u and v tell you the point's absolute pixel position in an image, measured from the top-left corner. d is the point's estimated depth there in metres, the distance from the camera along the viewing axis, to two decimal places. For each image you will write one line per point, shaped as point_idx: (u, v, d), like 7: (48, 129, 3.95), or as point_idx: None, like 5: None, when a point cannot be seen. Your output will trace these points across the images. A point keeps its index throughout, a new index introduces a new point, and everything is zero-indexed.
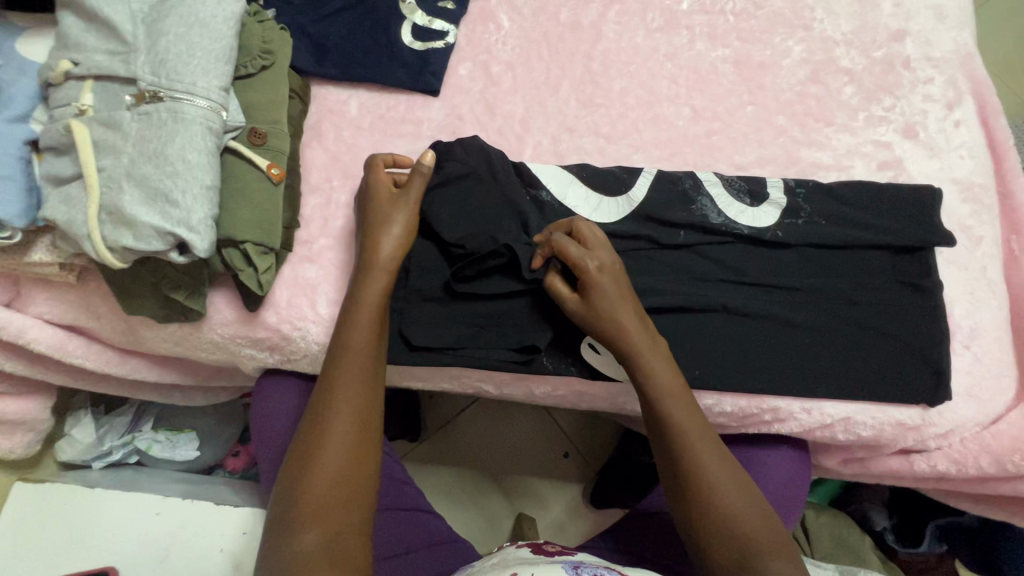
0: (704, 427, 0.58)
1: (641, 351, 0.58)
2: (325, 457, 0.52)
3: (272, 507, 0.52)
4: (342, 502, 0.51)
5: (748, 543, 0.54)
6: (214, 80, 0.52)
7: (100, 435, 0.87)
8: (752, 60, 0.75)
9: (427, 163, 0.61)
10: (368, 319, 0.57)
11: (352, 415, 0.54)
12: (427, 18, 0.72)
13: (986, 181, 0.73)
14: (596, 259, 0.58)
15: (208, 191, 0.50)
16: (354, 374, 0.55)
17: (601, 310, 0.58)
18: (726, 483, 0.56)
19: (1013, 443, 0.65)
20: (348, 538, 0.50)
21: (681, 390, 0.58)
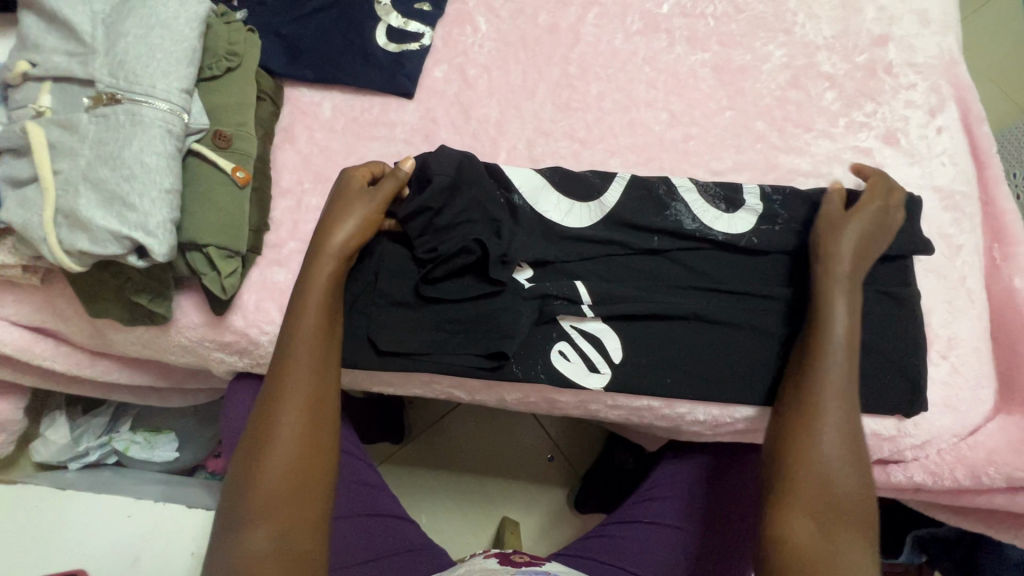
0: (852, 388, 0.57)
1: (836, 280, 0.60)
2: (269, 466, 0.51)
3: (221, 507, 0.53)
4: (292, 514, 0.51)
5: (840, 505, 0.53)
6: (174, 82, 0.51)
7: (77, 436, 0.86)
8: (732, 65, 0.75)
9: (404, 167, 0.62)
10: (313, 324, 0.56)
11: (300, 423, 0.53)
12: (402, 20, 0.72)
13: (968, 189, 0.72)
14: (874, 207, 0.63)
15: (168, 195, 0.50)
16: (301, 371, 0.55)
17: (841, 232, 0.61)
18: (840, 448, 0.55)
19: (989, 455, 0.64)
20: (299, 537, 0.51)
21: (853, 348, 0.58)
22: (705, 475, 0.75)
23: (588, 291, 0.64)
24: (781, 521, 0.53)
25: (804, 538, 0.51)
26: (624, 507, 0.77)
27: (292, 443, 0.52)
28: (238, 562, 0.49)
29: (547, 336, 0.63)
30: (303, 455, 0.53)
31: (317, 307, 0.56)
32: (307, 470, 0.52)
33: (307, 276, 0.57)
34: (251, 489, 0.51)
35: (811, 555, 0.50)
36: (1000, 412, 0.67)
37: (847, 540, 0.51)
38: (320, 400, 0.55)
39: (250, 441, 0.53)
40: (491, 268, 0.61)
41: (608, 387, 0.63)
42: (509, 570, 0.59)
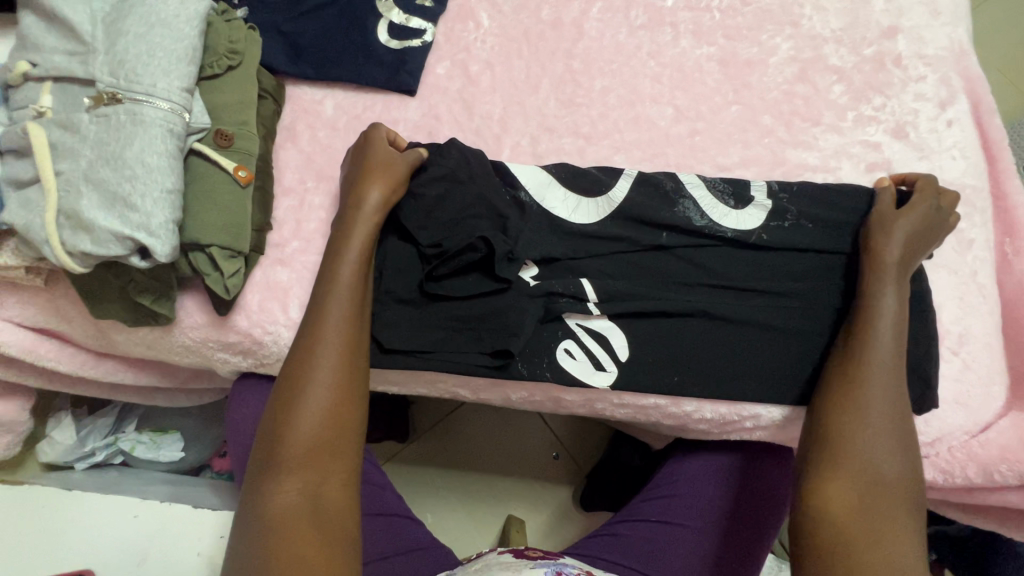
0: (898, 378, 0.57)
1: (885, 274, 0.60)
2: (303, 419, 0.52)
3: (251, 460, 0.53)
4: (324, 468, 0.52)
5: (882, 485, 0.53)
6: (175, 81, 0.51)
7: (82, 436, 0.87)
8: (738, 59, 0.74)
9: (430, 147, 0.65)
10: (348, 285, 0.57)
11: (335, 382, 0.54)
12: (404, 16, 0.71)
13: (979, 182, 0.71)
14: (926, 203, 0.64)
15: (170, 195, 0.49)
16: (334, 329, 0.55)
17: (894, 227, 0.62)
18: (883, 431, 0.55)
19: (1002, 452, 0.63)
20: (330, 494, 0.51)
21: (900, 339, 0.58)
22: (713, 473, 0.75)
23: (594, 288, 0.63)
24: (822, 494, 0.53)
25: (843, 513, 0.52)
26: (631, 506, 0.77)
27: (326, 398, 0.53)
28: (267, 514, 0.49)
29: (553, 334, 0.63)
30: (337, 411, 0.54)
31: (352, 274, 0.58)
32: (340, 425, 0.53)
33: (339, 244, 0.59)
34: (284, 442, 0.52)
35: (850, 531, 0.51)
36: (1012, 408, 0.65)
37: (890, 521, 0.51)
38: (352, 359, 0.56)
39: (282, 396, 0.54)
40: (496, 265, 0.61)
41: (614, 385, 0.62)
42: (526, 564, 0.60)
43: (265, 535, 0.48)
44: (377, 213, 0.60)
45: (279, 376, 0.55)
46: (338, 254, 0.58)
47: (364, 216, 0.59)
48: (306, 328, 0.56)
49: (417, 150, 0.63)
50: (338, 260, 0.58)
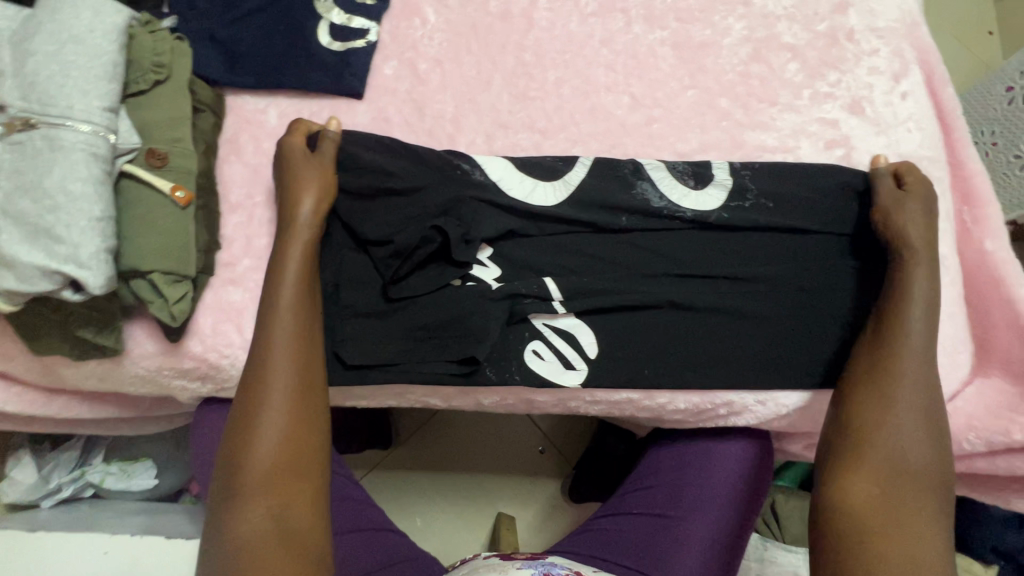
0: (930, 367, 0.58)
1: (914, 261, 0.61)
2: (260, 443, 0.51)
3: (212, 487, 0.52)
4: (288, 490, 0.51)
5: (908, 473, 0.54)
6: (94, 101, 0.47)
7: (46, 473, 0.86)
8: (691, 41, 0.72)
9: (332, 129, 0.62)
10: (294, 306, 0.56)
11: (289, 400, 0.53)
12: (345, 16, 0.68)
13: (935, 153, 0.71)
14: (924, 185, 0.65)
15: (99, 223, 0.46)
16: (283, 348, 0.54)
17: (904, 209, 0.63)
18: (914, 420, 0.56)
19: (969, 420, 0.63)
20: (297, 513, 0.51)
21: (931, 325, 0.59)
22: (695, 460, 0.74)
23: (558, 287, 0.62)
24: (845, 490, 0.54)
25: (861, 505, 0.53)
26: (617, 499, 0.77)
27: (281, 421, 0.52)
28: (233, 542, 0.48)
29: (520, 336, 0.61)
30: (295, 431, 0.53)
31: (296, 294, 0.56)
32: (299, 445, 0.53)
33: (274, 267, 0.57)
34: (243, 468, 0.51)
35: (873, 515, 0.52)
36: (977, 375, 0.66)
37: (917, 510, 0.52)
38: (307, 376, 0.55)
39: (236, 425, 0.53)
40: (455, 249, 0.60)
41: (585, 384, 0.61)
42: (511, 565, 0.59)
43: (234, 559, 0.48)
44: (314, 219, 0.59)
45: (233, 403, 0.54)
46: (279, 279, 0.56)
47: (300, 228, 0.58)
48: (258, 349, 0.55)
49: (328, 130, 0.61)
50: (279, 286, 0.56)
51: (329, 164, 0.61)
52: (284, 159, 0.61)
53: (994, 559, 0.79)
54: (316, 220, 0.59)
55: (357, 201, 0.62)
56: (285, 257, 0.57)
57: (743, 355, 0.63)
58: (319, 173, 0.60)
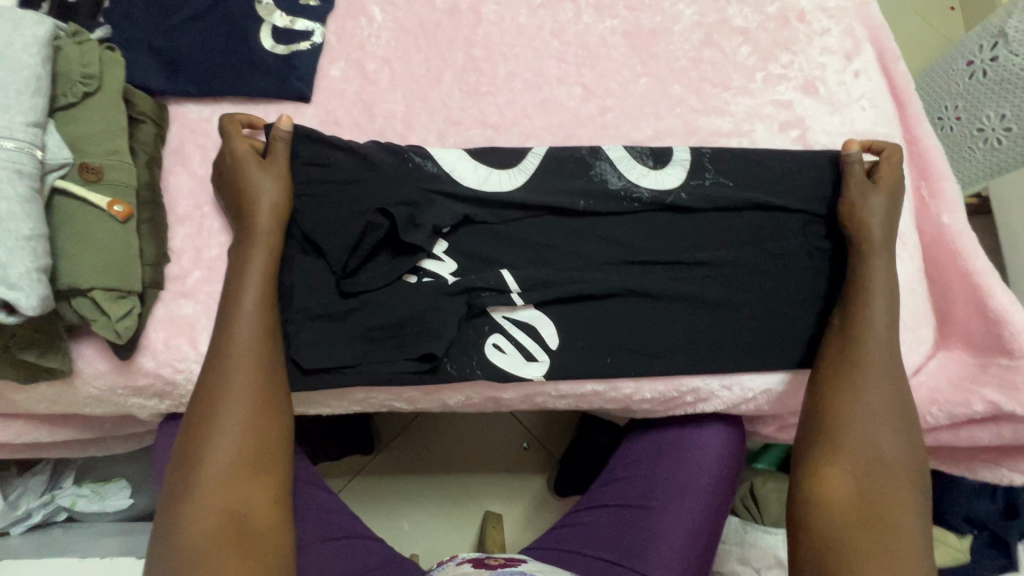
0: (893, 355, 0.59)
1: (875, 249, 0.62)
2: (216, 438, 0.52)
3: (167, 481, 0.53)
4: (242, 487, 0.51)
5: (878, 463, 0.55)
6: (17, 117, 0.46)
7: (13, 500, 0.83)
8: (642, 29, 0.72)
9: (285, 126, 0.61)
10: (254, 320, 0.55)
11: (247, 398, 0.54)
12: (288, 19, 0.67)
13: (890, 130, 0.71)
14: (891, 174, 0.66)
15: (28, 242, 0.45)
16: (242, 347, 0.55)
17: (871, 203, 0.64)
18: (881, 405, 0.57)
19: (932, 394, 0.63)
20: (250, 512, 0.51)
21: (893, 314, 0.60)
22: (668, 449, 0.74)
23: (515, 279, 0.61)
24: (823, 484, 0.55)
25: (839, 499, 0.54)
26: (593, 492, 0.77)
27: (239, 417, 0.53)
28: (184, 545, 0.49)
29: (479, 331, 0.61)
30: (250, 434, 0.53)
31: (256, 297, 0.56)
32: (255, 448, 0.53)
33: (234, 282, 0.57)
34: (198, 471, 0.51)
35: (851, 509, 0.53)
36: (940, 348, 0.67)
37: (890, 496, 0.53)
38: (263, 382, 0.55)
39: (196, 418, 0.53)
40: (404, 232, 0.60)
41: (548, 376, 0.61)
42: None
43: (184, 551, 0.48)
44: (273, 222, 0.58)
45: (194, 399, 0.55)
46: (238, 292, 0.56)
47: (256, 234, 0.58)
48: (217, 346, 0.55)
49: (279, 134, 0.60)
50: (236, 302, 0.56)
51: (282, 169, 0.60)
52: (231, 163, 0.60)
53: (967, 529, 0.79)
54: (277, 221, 0.59)
55: (308, 201, 0.61)
56: (246, 262, 0.57)
57: (705, 338, 0.63)
58: (275, 176, 0.60)
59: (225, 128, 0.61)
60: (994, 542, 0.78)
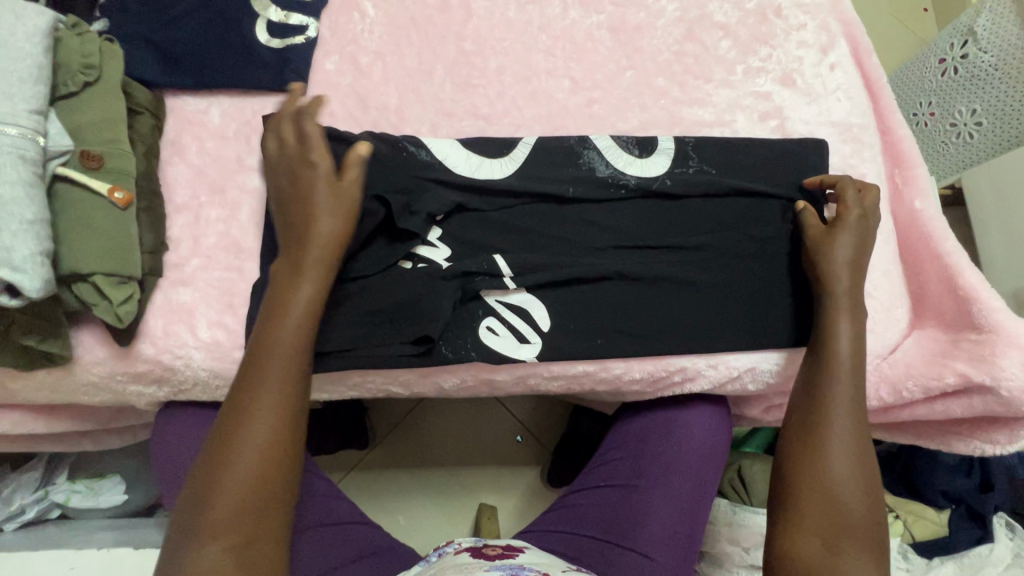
0: (859, 405, 0.60)
1: (836, 296, 0.63)
2: (233, 472, 0.50)
3: (178, 509, 0.51)
4: (250, 529, 0.50)
5: (846, 519, 0.56)
6: (20, 104, 0.47)
7: (8, 495, 0.84)
8: (627, 24, 0.74)
9: (363, 150, 0.59)
10: (291, 355, 0.54)
11: (269, 432, 0.52)
12: (283, 13, 0.69)
13: (864, 120, 0.74)
14: (854, 213, 0.65)
15: (32, 226, 0.46)
16: (274, 382, 0.53)
17: (833, 249, 0.64)
18: (847, 461, 0.58)
19: (908, 369, 0.66)
20: (257, 555, 0.50)
21: (858, 370, 0.61)
22: (655, 430, 0.75)
23: (508, 263, 0.63)
24: (790, 540, 0.56)
25: (808, 555, 0.55)
26: (584, 475, 0.78)
27: (257, 453, 0.51)
28: None
29: (473, 314, 0.63)
30: (267, 476, 0.51)
31: (297, 326, 0.55)
32: (267, 493, 0.51)
33: (277, 303, 0.55)
34: (210, 508, 0.49)
35: (816, 562, 0.54)
36: (915, 327, 0.70)
37: (853, 550, 0.54)
38: (287, 421, 0.53)
39: (217, 444, 0.52)
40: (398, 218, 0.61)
41: (541, 357, 0.63)
42: (482, 565, 0.58)
43: None
44: (326, 245, 0.57)
45: (218, 419, 0.53)
46: (278, 314, 0.55)
47: (310, 252, 0.56)
48: (246, 372, 0.54)
49: (356, 157, 0.58)
50: (276, 327, 0.54)
51: (353, 195, 0.58)
52: (296, 161, 0.59)
53: (945, 503, 0.82)
54: (327, 249, 0.57)
55: None
56: (291, 287, 0.56)
57: (692, 320, 0.65)
58: (339, 198, 0.58)
59: (307, 119, 0.59)
60: (970, 514, 0.81)
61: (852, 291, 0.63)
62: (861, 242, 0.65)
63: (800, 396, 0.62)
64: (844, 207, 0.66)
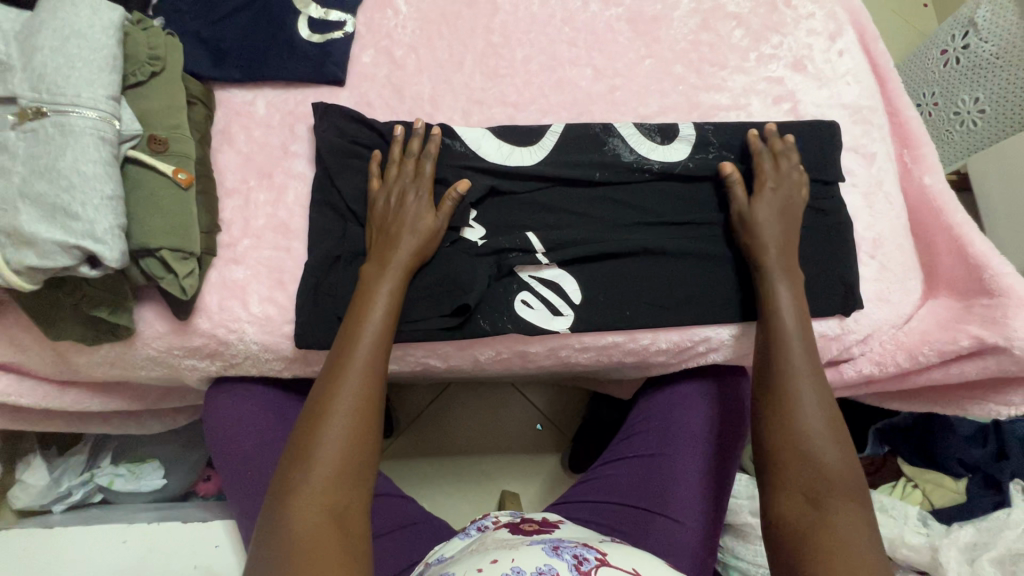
0: (814, 363, 0.62)
1: (769, 265, 0.65)
2: (327, 440, 0.53)
3: (274, 483, 0.53)
4: (347, 492, 0.52)
5: (820, 470, 0.56)
6: (100, 90, 0.52)
7: (56, 477, 0.87)
8: (645, 16, 0.79)
9: (461, 189, 0.65)
10: (378, 331, 0.59)
11: (358, 404, 0.55)
12: (322, 11, 0.73)
13: (873, 103, 0.78)
14: (767, 187, 0.68)
15: (110, 201, 0.51)
16: (363, 357, 0.57)
17: (758, 220, 0.67)
18: (814, 413, 0.59)
19: (923, 336, 0.69)
20: (347, 515, 0.52)
21: (805, 324, 0.63)
22: (682, 400, 0.79)
23: (540, 240, 0.67)
24: (776, 498, 0.56)
25: (792, 507, 0.55)
26: (610, 449, 0.81)
27: (349, 424, 0.54)
28: (291, 542, 0.49)
29: (510, 289, 0.66)
30: (357, 441, 0.54)
31: (387, 308, 0.60)
32: (359, 456, 0.54)
33: (365, 291, 0.60)
34: (310, 464, 0.52)
35: (801, 517, 0.54)
36: (929, 298, 0.73)
37: (840, 505, 0.53)
38: (374, 392, 0.57)
39: (310, 416, 0.55)
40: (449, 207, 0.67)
41: (573, 328, 0.66)
42: (521, 541, 0.55)
43: (284, 551, 0.49)
44: (410, 255, 0.62)
45: (310, 397, 0.56)
46: (369, 299, 0.60)
47: (400, 253, 0.62)
48: (338, 351, 0.58)
49: (454, 194, 0.65)
50: (370, 305, 0.59)
51: (440, 223, 0.64)
52: (393, 184, 0.65)
53: (962, 472, 0.85)
54: (415, 256, 0.62)
55: (353, 173, 0.67)
56: (377, 275, 0.61)
57: (716, 293, 0.68)
58: (427, 224, 0.63)
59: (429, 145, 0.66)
60: (988, 482, 0.83)
61: (785, 257, 0.66)
62: (784, 214, 0.68)
63: (758, 368, 0.64)
64: (760, 178, 0.69)
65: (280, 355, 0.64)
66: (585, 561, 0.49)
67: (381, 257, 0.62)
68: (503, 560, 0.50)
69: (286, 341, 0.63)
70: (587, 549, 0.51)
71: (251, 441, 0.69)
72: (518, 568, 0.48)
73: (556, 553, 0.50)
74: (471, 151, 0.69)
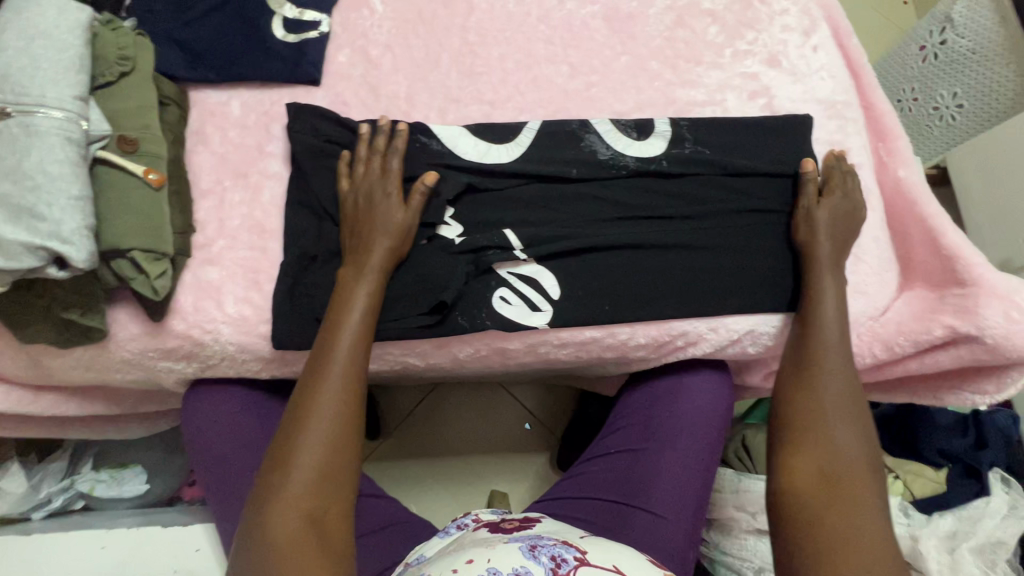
0: (849, 357, 0.64)
1: (818, 259, 0.67)
2: (307, 444, 0.53)
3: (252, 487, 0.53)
4: (328, 495, 0.52)
5: (839, 456, 0.58)
6: (66, 90, 0.52)
7: (35, 484, 0.85)
8: (620, 13, 0.79)
9: (428, 182, 0.65)
10: (356, 333, 0.58)
11: (336, 408, 0.55)
12: (297, 11, 0.73)
13: (848, 97, 0.78)
14: (838, 195, 0.71)
15: (78, 202, 0.51)
16: (337, 360, 0.57)
17: (815, 218, 0.69)
18: (841, 403, 0.61)
19: (899, 327, 0.69)
20: (326, 518, 0.51)
21: (845, 319, 0.65)
22: (663, 396, 0.79)
23: (518, 237, 0.67)
24: (790, 475, 0.58)
25: (804, 485, 0.57)
26: (593, 445, 0.81)
27: (327, 428, 0.54)
28: (268, 543, 0.49)
29: (487, 285, 0.66)
30: (337, 445, 0.54)
31: (364, 311, 0.60)
32: (337, 458, 0.54)
33: (343, 294, 0.60)
34: (287, 468, 0.52)
35: (813, 497, 0.56)
36: (905, 289, 0.73)
37: (854, 490, 0.55)
38: (355, 395, 0.57)
39: (290, 418, 0.55)
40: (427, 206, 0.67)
41: (551, 324, 0.66)
42: (499, 539, 0.55)
43: (262, 553, 0.49)
44: (382, 256, 0.62)
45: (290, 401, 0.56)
46: (346, 301, 0.60)
47: (374, 255, 0.61)
48: (317, 353, 0.58)
49: (422, 187, 0.64)
50: (348, 306, 0.59)
51: (410, 223, 0.64)
52: (363, 182, 0.65)
53: (942, 461, 0.86)
54: (388, 256, 0.62)
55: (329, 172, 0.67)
56: (357, 278, 0.61)
57: (693, 287, 0.69)
58: (397, 222, 0.63)
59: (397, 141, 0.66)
60: (968, 471, 0.84)
61: (835, 253, 0.68)
62: (845, 218, 0.70)
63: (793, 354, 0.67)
64: (831, 185, 0.72)
65: (257, 356, 0.64)
66: (563, 563, 0.48)
67: (357, 260, 0.61)
68: (479, 560, 0.50)
69: (262, 341, 0.63)
70: (564, 547, 0.50)
71: (226, 443, 0.68)
72: (493, 570, 0.48)
73: (533, 555, 0.49)
74: (447, 150, 0.69)
